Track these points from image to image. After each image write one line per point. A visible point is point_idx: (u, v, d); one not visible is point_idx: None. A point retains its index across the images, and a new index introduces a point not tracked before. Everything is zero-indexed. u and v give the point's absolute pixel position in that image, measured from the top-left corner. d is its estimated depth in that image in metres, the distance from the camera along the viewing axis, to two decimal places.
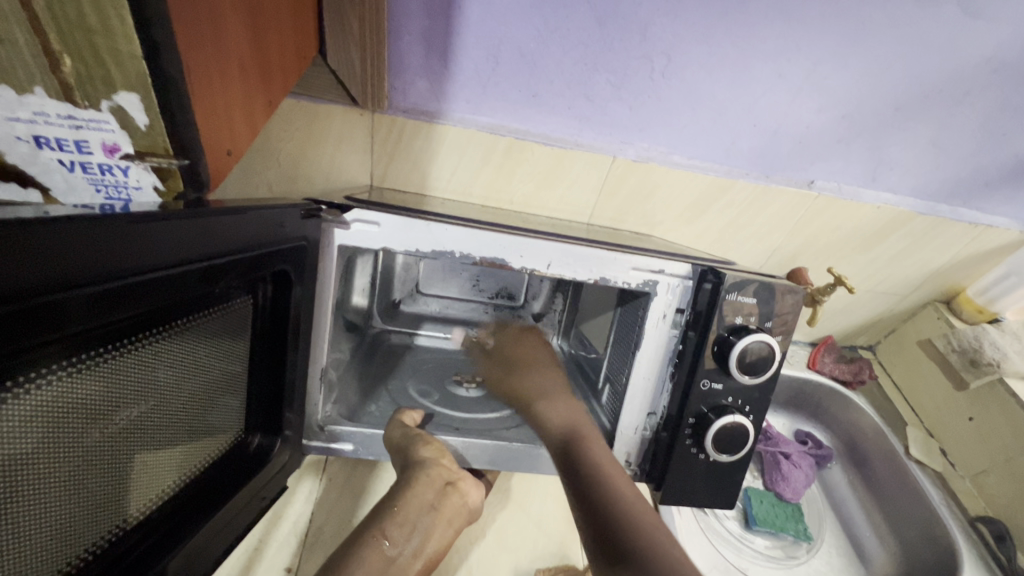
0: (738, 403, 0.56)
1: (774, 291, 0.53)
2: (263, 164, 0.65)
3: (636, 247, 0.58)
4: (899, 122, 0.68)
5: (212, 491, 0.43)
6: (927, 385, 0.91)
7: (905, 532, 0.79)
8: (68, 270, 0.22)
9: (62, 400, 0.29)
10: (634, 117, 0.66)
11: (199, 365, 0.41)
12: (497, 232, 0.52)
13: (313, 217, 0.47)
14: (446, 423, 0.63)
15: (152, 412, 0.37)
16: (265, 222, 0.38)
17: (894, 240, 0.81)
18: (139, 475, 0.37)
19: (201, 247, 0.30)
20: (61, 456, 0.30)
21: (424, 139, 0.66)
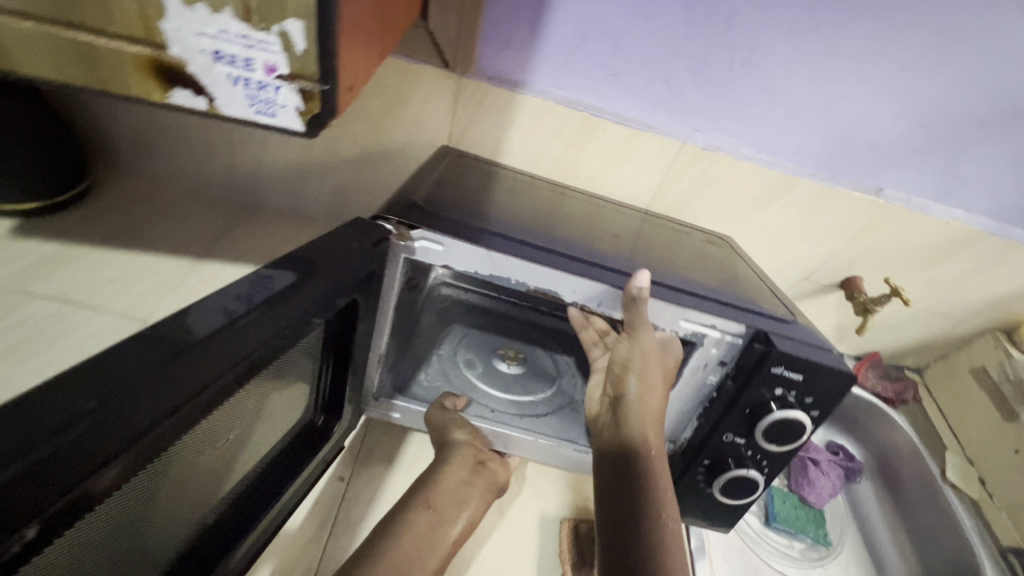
0: (758, 460, 0.57)
1: (828, 374, 0.51)
2: (353, 116, 0.71)
3: (686, 288, 0.58)
4: (983, 136, 0.67)
5: (274, 478, 0.50)
6: (973, 413, 0.89)
7: (929, 554, 0.80)
8: (158, 409, 0.27)
9: (167, 464, 0.34)
10: (708, 106, 0.68)
11: (251, 419, 0.43)
12: (553, 270, 0.52)
13: (379, 244, 0.49)
14: (480, 403, 0.68)
15: (227, 448, 0.42)
16: (309, 291, 0.40)
17: (959, 259, 0.79)
18: (214, 490, 0.43)
19: (238, 353, 0.33)
20: (158, 503, 0.36)
21: (503, 107, 0.69)
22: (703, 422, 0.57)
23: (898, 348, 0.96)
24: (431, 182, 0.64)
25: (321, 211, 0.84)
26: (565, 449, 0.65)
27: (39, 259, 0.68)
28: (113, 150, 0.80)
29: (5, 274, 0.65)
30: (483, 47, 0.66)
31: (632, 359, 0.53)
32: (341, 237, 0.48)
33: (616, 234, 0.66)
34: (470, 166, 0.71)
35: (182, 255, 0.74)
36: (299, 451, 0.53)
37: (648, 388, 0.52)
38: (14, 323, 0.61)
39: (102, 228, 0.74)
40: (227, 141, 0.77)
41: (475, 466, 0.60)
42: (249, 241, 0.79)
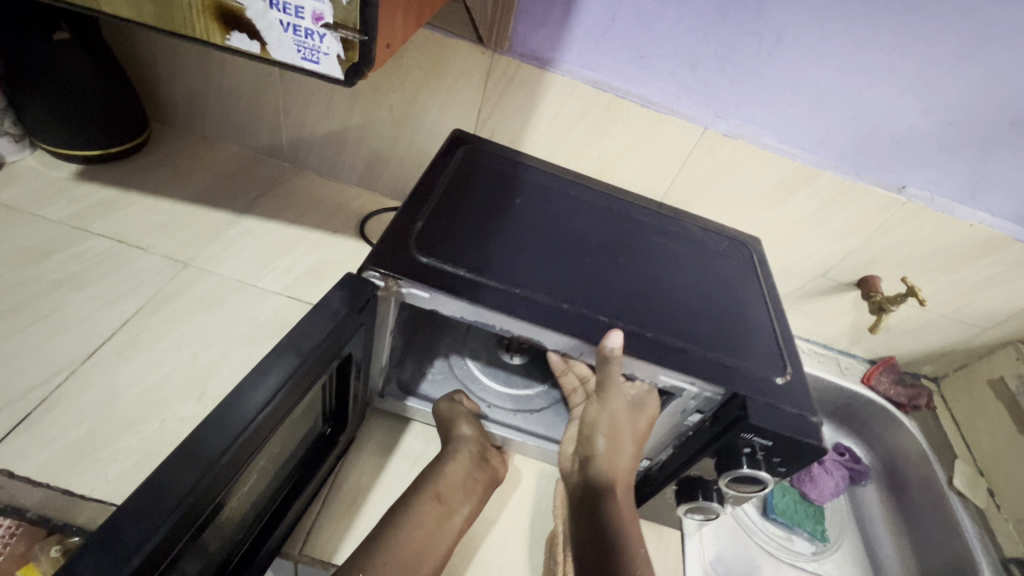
0: (725, 494, 0.54)
1: (799, 447, 0.48)
2: (390, 86, 0.76)
3: (676, 336, 0.53)
4: (1014, 137, 0.66)
5: (302, 480, 0.53)
6: (988, 425, 0.87)
7: (928, 558, 0.80)
8: (164, 536, 0.31)
9: (210, 532, 0.38)
10: (734, 93, 0.69)
11: (255, 487, 0.45)
12: (532, 323, 0.50)
13: (370, 305, 0.49)
14: (478, 398, 0.66)
15: (259, 483, 0.45)
16: (294, 384, 0.40)
17: (983, 265, 0.78)
18: (257, 510, 0.47)
19: (217, 485, 0.35)
20: (215, 551, 0.41)
21: (532, 84, 0.72)
22: (677, 453, 0.55)
23: (916, 354, 0.95)
24: (441, 185, 0.61)
25: (354, 177, 0.89)
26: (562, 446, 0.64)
27: (97, 202, 0.74)
28: (166, 107, 0.86)
29: (68, 213, 0.72)
30: (518, 25, 0.68)
31: (603, 423, 0.52)
32: (346, 295, 0.47)
33: (626, 254, 0.61)
34: (485, 160, 0.67)
35: (225, 209, 0.80)
36: (317, 455, 0.55)
37: (617, 447, 0.52)
38: (74, 256, 0.67)
39: (154, 178, 0.80)
40: (271, 105, 0.82)
41: (478, 462, 0.59)
42: (285, 201, 0.84)
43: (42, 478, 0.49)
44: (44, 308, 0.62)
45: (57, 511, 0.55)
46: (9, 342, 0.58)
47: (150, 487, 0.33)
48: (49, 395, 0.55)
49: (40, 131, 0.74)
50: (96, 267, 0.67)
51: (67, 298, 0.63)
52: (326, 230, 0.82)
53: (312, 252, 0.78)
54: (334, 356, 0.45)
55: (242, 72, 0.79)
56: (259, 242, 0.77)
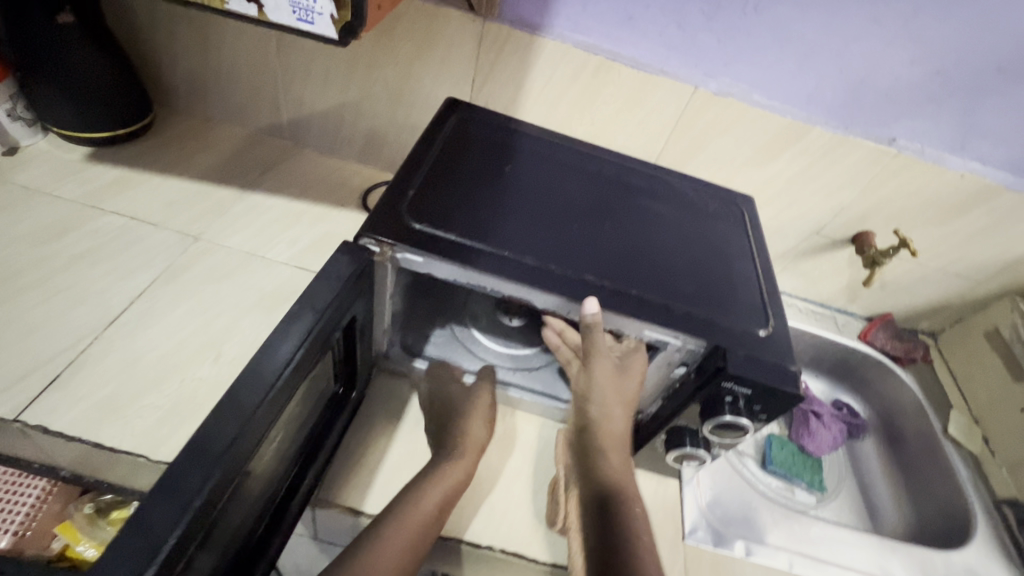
0: (711, 442, 0.55)
1: (780, 395, 0.47)
2: (384, 59, 0.77)
3: (667, 293, 0.51)
4: (1001, 84, 0.67)
5: (323, 433, 0.55)
6: (983, 376, 0.89)
7: (923, 506, 0.82)
8: (214, 494, 0.34)
9: (246, 482, 0.41)
10: (722, 51, 0.70)
11: (282, 437, 0.47)
12: (521, 283, 0.48)
13: (367, 272, 0.48)
14: (478, 358, 0.68)
15: (282, 437, 0.47)
16: (314, 340, 0.42)
17: (975, 215, 0.79)
18: (285, 462, 0.50)
19: (251, 440, 0.37)
20: (252, 498, 0.44)
21: (523, 51, 0.73)
22: (663, 405, 0.56)
23: (912, 310, 0.96)
24: (435, 149, 0.59)
25: (353, 152, 0.91)
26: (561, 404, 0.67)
27: (108, 181, 0.77)
28: (167, 89, 0.88)
29: (82, 192, 0.74)
30: None
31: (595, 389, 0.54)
32: (353, 260, 0.47)
33: (618, 215, 0.58)
34: (476, 125, 0.64)
35: (231, 186, 0.82)
36: (332, 410, 0.57)
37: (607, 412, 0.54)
38: (89, 232, 0.70)
39: (161, 159, 0.83)
40: (269, 83, 0.84)
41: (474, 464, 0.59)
42: (288, 177, 0.87)
43: (74, 432, 0.53)
44: (64, 281, 0.64)
45: (88, 469, 0.59)
46: (34, 313, 0.61)
47: (194, 448, 0.35)
48: (77, 357, 0.58)
49: (49, 115, 0.76)
50: (110, 242, 0.70)
51: (85, 272, 0.66)
52: (328, 204, 0.84)
53: (317, 225, 0.80)
54: (342, 315, 0.46)
55: (239, 51, 0.81)
56: (265, 217, 0.79)
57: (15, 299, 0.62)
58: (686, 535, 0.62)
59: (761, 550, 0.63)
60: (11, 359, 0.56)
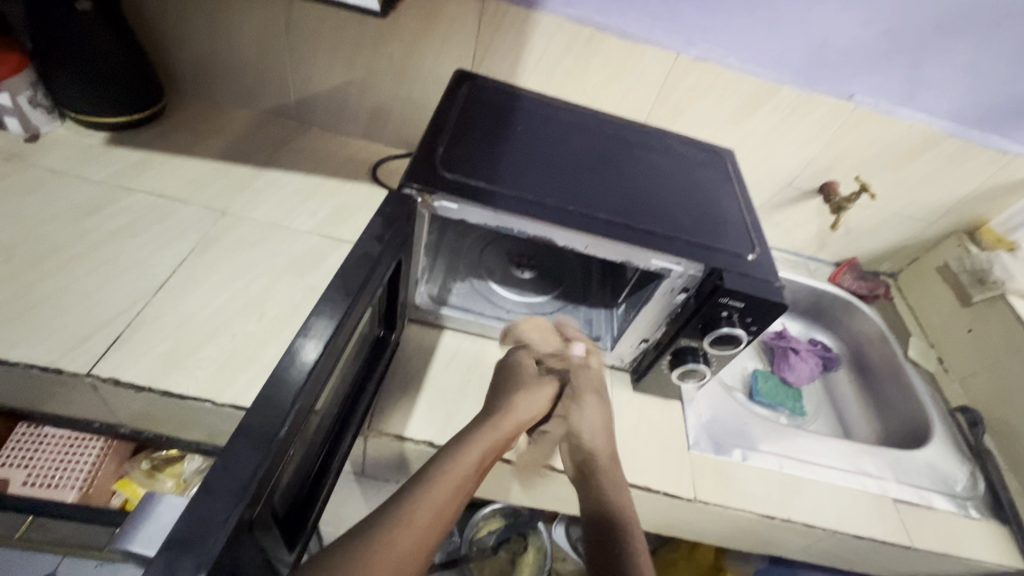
0: (709, 356, 0.64)
1: (768, 305, 0.56)
2: (390, 38, 0.83)
3: (667, 227, 0.59)
4: (939, 41, 0.76)
5: (364, 384, 0.61)
6: (937, 305, 1.00)
7: (890, 421, 0.93)
8: (278, 453, 0.37)
9: (301, 441, 0.45)
10: (700, 19, 0.77)
11: (336, 382, 0.52)
12: (543, 223, 0.55)
13: (410, 220, 0.55)
14: (497, 306, 0.74)
15: (335, 388, 0.52)
16: (356, 303, 0.46)
17: (924, 160, 0.89)
18: (337, 410, 0.55)
19: (323, 370, 0.42)
20: (310, 446, 0.48)
21: (520, 26, 0.79)
22: (668, 327, 0.63)
23: (874, 253, 1.07)
24: (453, 113, 0.65)
25: (358, 130, 0.96)
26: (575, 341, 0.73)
27: (130, 163, 0.81)
28: (176, 75, 0.92)
29: (107, 174, 0.78)
30: None
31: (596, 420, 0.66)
32: (386, 218, 0.52)
33: (619, 166, 0.66)
34: (486, 93, 0.70)
35: (247, 164, 0.87)
36: (373, 358, 0.63)
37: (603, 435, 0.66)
38: (122, 209, 0.74)
39: (177, 141, 0.87)
40: (277, 65, 0.88)
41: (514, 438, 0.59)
42: (299, 154, 0.92)
43: (143, 383, 0.58)
44: (107, 254, 0.69)
45: (148, 421, 0.64)
46: (85, 283, 0.65)
47: (256, 413, 0.37)
48: (132, 320, 0.63)
49: (69, 102, 0.79)
50: (143, 218, 0.74)
51: (125, 244, 0.70)
52: (341, 177, 0.90)
53: (333, 197, 0.86)
54: (379, 280, 0.50)
55: (247, 34, 0.85)
56: (283, 191, 0.84)
57: (63, 270, 0.66)
58: (690, 445, 0.71)
59: (755, 455, 0.72)
60: (72, 322, 0.61)
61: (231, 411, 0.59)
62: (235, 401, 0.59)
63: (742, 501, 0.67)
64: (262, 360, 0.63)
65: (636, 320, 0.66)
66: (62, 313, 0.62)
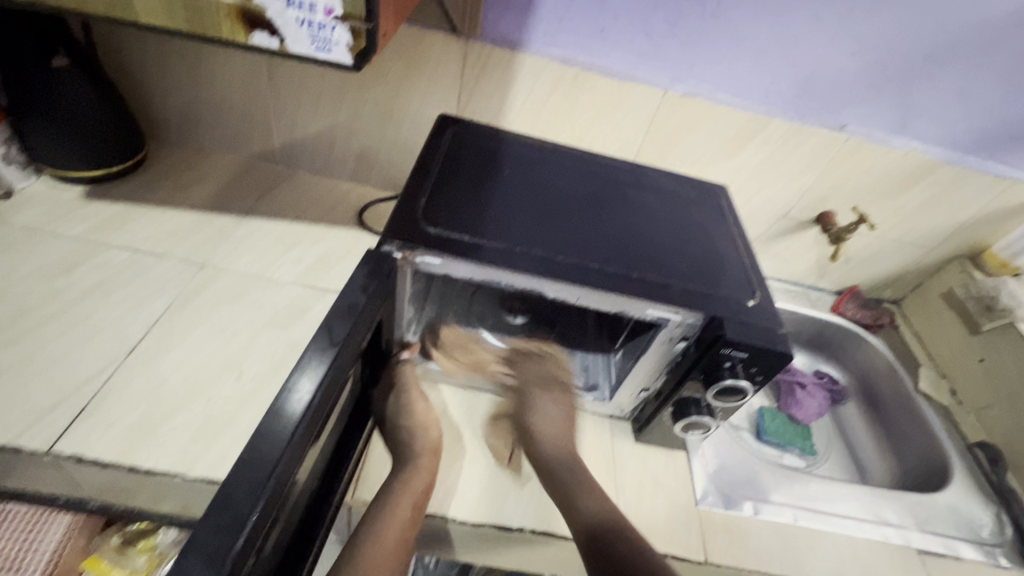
0: (713, 408, 0.60)
1: (772, 355, 0.53)
2: (373, 82, 0.81)
3: (661, 274, 0.56)
4: (928, 70, 0.75)
5: (348, 447, 0.57)
6: (944, 334, 0.97)
7: (905, 456, 0.89)
8: (240, 562, 0.33)
9: (278, 529, 0.41)
10: (686, 56, 0.76)
11: (311, 463, 0.47)
12: (532, 276, 0.52)
13: (393, 277, 0.52)
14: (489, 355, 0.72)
15: (316, 458, 0.49)
16: (337, 369, 0.43)
17: (922, 188, 0.88)
18: (320, 479, 0.51)
19: (292, 464, 0.38)
20: (289, 529, 0.44)
21: (504, 67, 0.78)
22: (669, 377, 0.60)
23: (875, 280, 1.04)
24: (436, 161, 0.63)
25: (344, 173, 0.94)
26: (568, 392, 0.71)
27: (107, 217, 0.78)
28: (157, 124, 0.90)
29: (84, 229, 0.76)
30: (486, 12, 0.74)
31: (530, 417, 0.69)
32: (367, 274, 0.50)
33: (609, 209, 0.64)
34: (471, 137, 0.69)
35: (230, 213, 0.84)
36: (358, 418, 0.59)
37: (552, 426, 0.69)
38: (96, 266, 0.72)
39: (156, 192, 0.84)
40: (259, 112, 0.87)
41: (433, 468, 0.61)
42: (283, 200, 0.89)
43: (109, 458, 0.54)
44: (78, 315, 0.66)
45: (119, 496, 0.59)
46: (52, 349, 0.62)
47: (213, 518, 0.33)
48: (101, 388, 0.60)
49: (44, 156, 0.77)
50: (118, 275, 0.71)
51: (98, 304, 0.67)
52: (327, 223, 0.87)
53: (318, 243, 0.83)
54: (361, 340, 0.47)
55: (227, 84, 0.83)
56: (266, 240, 0.82)
57: (31, 335, 0.63)
58: (698, 500, 0.67)
59: (767, 508, 0.68)
60: (34, 394, 0.58)
61: (204, 487, 0.55)
62: (209, 474, 0.55)
63: (757, 560, 0.63)
64: (239, 427, 0.59)
65: (636, 371, 0.62)
66: (26, 384, 0.58)
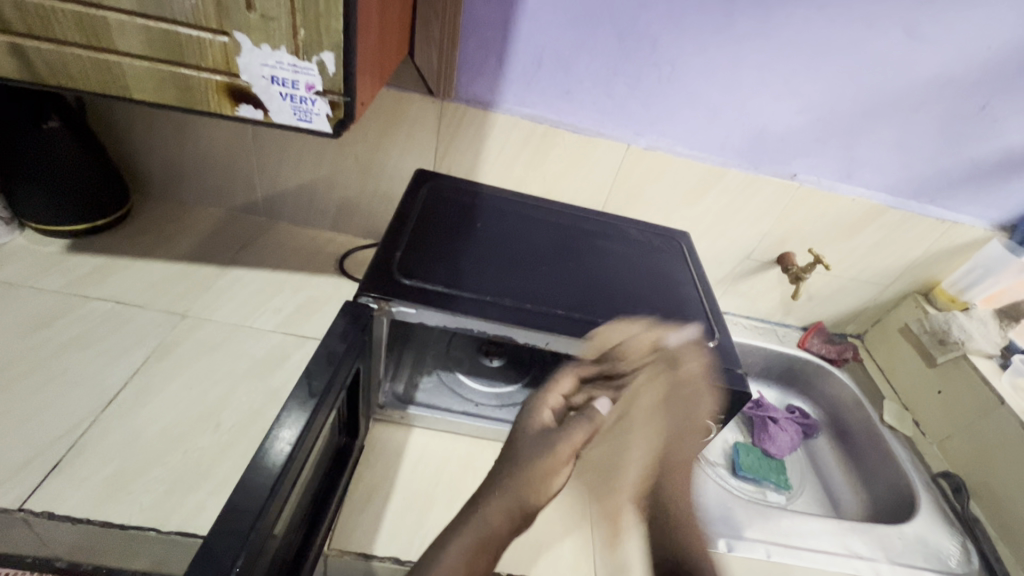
0: None
1: (732, 395, 0.55)
2: (355, 138, 0.86)
3: (627, 319, 0.60)
4: (865, 125, 0.82)
5: (326, 494, 0.57)
6: (905, 367, 1.02)
7: (875, 487, 0.91)
8: None
9: None
10: (646, 114, 0.82)
11: (291, 511, 0.48)
12: (503, 324, 0.55)
13: (369, 328, 0.54)
14: (466, 399, 0.73)
15: (294, 507, 0.49)
16: (315, 419, 0.44)
17: (871, 230, 0.94)
18: (297, 528, 0.52)
19: (271, 517, 0.39)
20: None
21: (478, 124, 0.84)
22: None
23: (838, 316, 1.09)
24: (412, 215, 0.67)
25: (326, 223, 0.98)
26: None
27: (90, 270, 0.80)
28: (143, 177, 0.93)
29: (65, 282, 0.77)
30: (460, 75, 0.80)
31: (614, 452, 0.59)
32: (344, 325, 0.52)
33: (577, 257, 0.67)
34: (446, 191, 0.72)
35: (211, 263, 0.86)
36: (336, 464, 0.60)
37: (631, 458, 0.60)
38: (76, 319, 0.73)
39: (140, 244, 0.86)
40: (243, 166, 0.90)
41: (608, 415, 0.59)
42: (265, 250, 0.92)
43: (81, 514, 0.54)
44: (55, 368, 0.66)
45: (90, 553, 0.58)
46: (27, 403, 0.62)
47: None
48: (76, 442, 0.60)
49: (29, 212, 0.79)
50: (98, 327, 0.72)
51: (77, 357, 0.68)
52: (308, 271, 0.90)
53: (299, 291, 0.85)
54: (340, 389, 0.48)
55: (212, 140, 0.87)
56: (249, 289, 0.84)
57: (6, 390, 0.63)
58: None
59: (741, 543, 0.70)
60: (8, 449, 0.58)
61: (179, 541, 0.55)
62: (184, 527, 0.55)
63: None
64: (215, 478, 0.60)
65: None
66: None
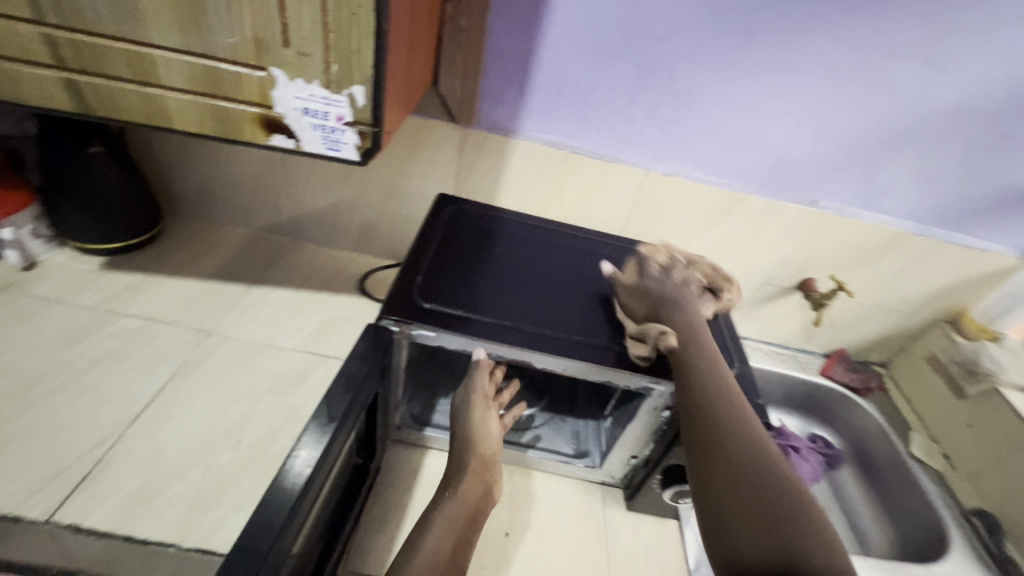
0: None
1: None
2: (379, 163, 0.88)
3: None
4: (887, 152, 0.82)
5: (342, 516, 0.58)
6: (933, 397, 0.99)
7: (903, 525, 0.88)
8: None
9: None
10: (664, 141, 0.83)
11: (308, 534, 0.49)
12: (521, 348, 0.56)
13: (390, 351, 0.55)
14: None
15: (311, 530, 0.50)
16: (334, 442, 0.45)
17: (895, 257, 0.93)
18: (313, 550, 0.52)
19: (288, 541, 0.40)
20: None
21: (499, 150, 0.85)
22: (657, 445, 0.61)
23: (861, 344, 1.07)
24: (433, 239, 0.68)
25: (348, 244, 1.00)
26: (559, 459, 0.71)
27: (123, 287, 0.83)
28: (175, 199, 0.97)
29: (99, 298, 0.80)
30: (482, 103, 0.82)
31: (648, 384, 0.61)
32: (365, 349, 0.53)
33: (595, 282, 0.68)
34: (466, 216, 0.74)
35: (237, 282, 0.89)
36: (354, 486, 0.61)
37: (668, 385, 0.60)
38: (107, 335, 0.75)
39: (170, 262, 0.90)
40: (271, 189, 0.94)
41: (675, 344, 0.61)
42: (289, 269, 0.94)
43: (106, 528, 0.56)
44: (86, 383, 0.69)
45: None
46: (58, 417, 0.64)
47: None
48: (103, 456, 0.61)
49: (68, 232, 0.83)
50: (127, 343, 0.75)
51: (107, 372, 0.70)
52: (330, 291, 0.92)
53: (321, 311, 0.87)
54: (359, 412, 0.49)
55: (242, 164, 0.90)
56: (272, 308, 0.86)
57: (39, 403, 0.65)
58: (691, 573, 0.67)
59: None
60: (39, 462, 0.60)
61: (197, 557, 0.56)
62: (203, 544, 0.56)
63: None
64: (234, 495, 0.60)
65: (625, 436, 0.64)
66: (31, 453, 0.60)
